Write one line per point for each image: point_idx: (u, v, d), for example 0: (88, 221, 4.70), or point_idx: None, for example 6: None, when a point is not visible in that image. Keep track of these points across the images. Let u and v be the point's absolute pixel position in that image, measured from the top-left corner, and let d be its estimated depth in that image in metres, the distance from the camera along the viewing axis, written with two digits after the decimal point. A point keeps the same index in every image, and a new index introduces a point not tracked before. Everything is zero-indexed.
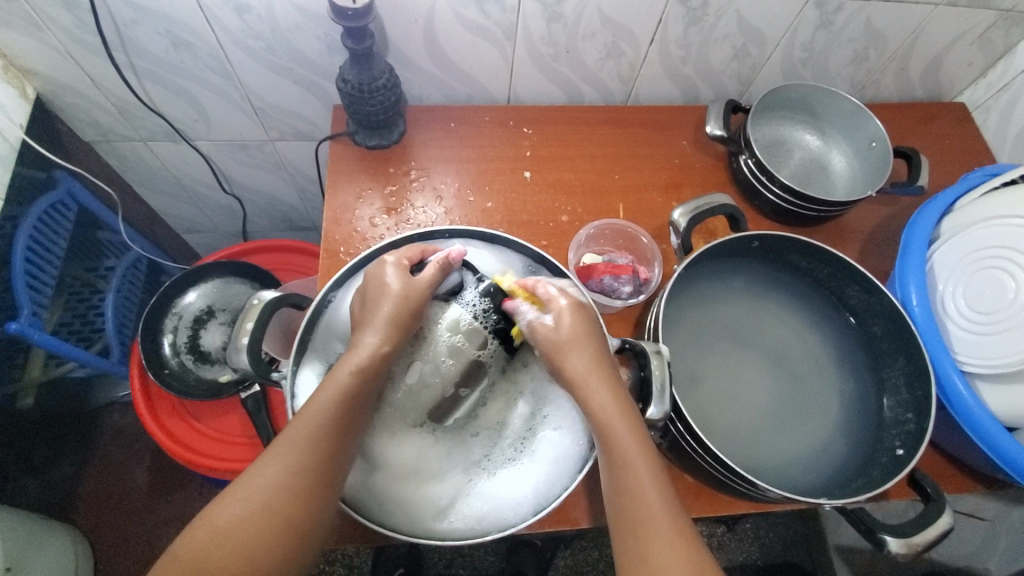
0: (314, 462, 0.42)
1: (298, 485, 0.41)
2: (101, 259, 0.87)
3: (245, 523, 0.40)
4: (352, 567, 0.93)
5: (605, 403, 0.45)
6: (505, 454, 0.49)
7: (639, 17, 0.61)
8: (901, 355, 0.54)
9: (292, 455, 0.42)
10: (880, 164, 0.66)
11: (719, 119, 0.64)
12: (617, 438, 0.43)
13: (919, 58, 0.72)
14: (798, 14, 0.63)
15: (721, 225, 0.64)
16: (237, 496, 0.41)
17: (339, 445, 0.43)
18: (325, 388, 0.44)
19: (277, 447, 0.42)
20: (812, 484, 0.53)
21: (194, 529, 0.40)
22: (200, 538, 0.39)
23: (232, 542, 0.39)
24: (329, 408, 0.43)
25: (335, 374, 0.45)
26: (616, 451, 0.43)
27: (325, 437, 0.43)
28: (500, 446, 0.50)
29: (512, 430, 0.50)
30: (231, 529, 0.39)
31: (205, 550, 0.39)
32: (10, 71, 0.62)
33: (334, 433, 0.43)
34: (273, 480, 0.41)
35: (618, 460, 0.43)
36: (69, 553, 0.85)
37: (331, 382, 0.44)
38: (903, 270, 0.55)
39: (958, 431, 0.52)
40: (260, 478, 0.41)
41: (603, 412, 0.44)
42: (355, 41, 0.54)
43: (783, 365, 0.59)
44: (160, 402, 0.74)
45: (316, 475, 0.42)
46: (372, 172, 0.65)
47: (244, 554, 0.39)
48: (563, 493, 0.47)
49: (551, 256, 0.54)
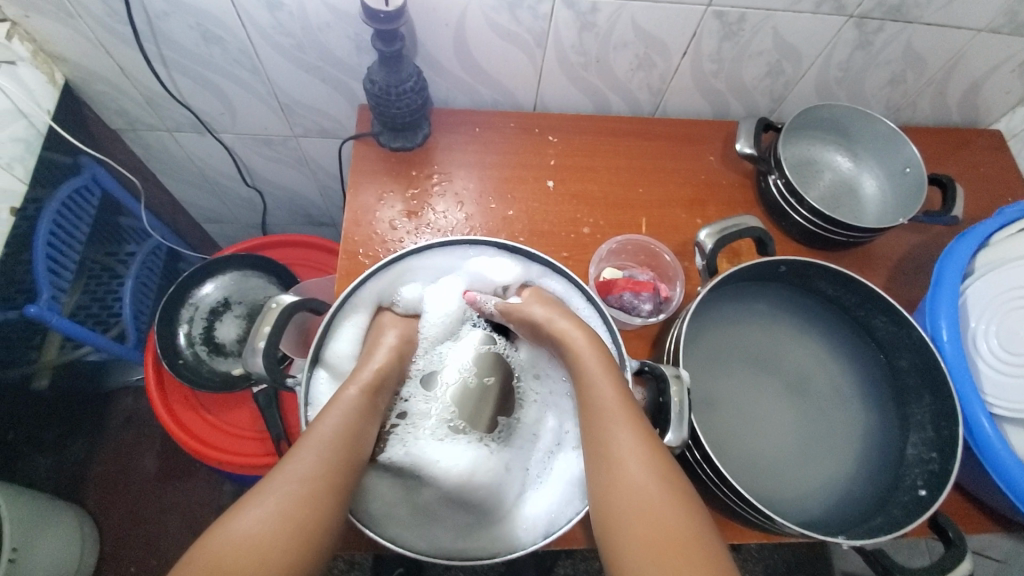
0: (330, 465, 0.44)
1: (314, 488, 0.42)
2: (122, 244, 0.88)
3: (265, 521, 0.39)
4: (354, 562, 0.91)
5: (604, 412, 0.47)
6: (531, 476, 0.55)
7: (673, 30, 0.60)
8: (927, 392, 0.53)
9: (309, 461, 0.43)
10: (913, 191, 0.64)
11: (749, 137, 0.63)
12: (619, 447, 0.44)
13: (958, 83, 0.70)
14: (836, 34, 0.62)
15: (745, 247, 0.63)
16: (255, 498, 0.41)
17: (351, 453, 0.46)
18: (341, 402, 0.48)
19: (296, 450, 0.44)
20: (827, 520, 0.52)
21: (208, 541, 0.38)
22: (215, 547, 0.38)
23: (252, 544, 0.38)
24: (348, 411, 0.48)
25: (343, 392, 0.49)
26: (619, 461, 0.44)
27: (344, 438, 0.46)
28: (529, 460, 0.57)
29: (543, 445, 0.58)
30: (247, 534, 0.38)
31: (224, 553, 0.38)
32: (40, 56, 0.62)
33: (353, 434, 0.47)
34: (294, 479, 0.42)
35: (619, 471, 0.43)
36: (74, 534, 0.86)
37: (342, 397, 0.49)
38: (934, 303, 0.53)
39: (984, 475, 0.50)
40: (280, 478, 0.42)
41: (601, 433, 0.46)
42: (385, 44, 0.54)
43: (803, 392, 0.58)
44: (173, 391, 0.74)
45: (337, 474, 0.44)
46: (394, 174, 0.65)
47: (259, 557, 0.38)
48: (572, 521, 0.47)
49: (563, 264, 0.53)
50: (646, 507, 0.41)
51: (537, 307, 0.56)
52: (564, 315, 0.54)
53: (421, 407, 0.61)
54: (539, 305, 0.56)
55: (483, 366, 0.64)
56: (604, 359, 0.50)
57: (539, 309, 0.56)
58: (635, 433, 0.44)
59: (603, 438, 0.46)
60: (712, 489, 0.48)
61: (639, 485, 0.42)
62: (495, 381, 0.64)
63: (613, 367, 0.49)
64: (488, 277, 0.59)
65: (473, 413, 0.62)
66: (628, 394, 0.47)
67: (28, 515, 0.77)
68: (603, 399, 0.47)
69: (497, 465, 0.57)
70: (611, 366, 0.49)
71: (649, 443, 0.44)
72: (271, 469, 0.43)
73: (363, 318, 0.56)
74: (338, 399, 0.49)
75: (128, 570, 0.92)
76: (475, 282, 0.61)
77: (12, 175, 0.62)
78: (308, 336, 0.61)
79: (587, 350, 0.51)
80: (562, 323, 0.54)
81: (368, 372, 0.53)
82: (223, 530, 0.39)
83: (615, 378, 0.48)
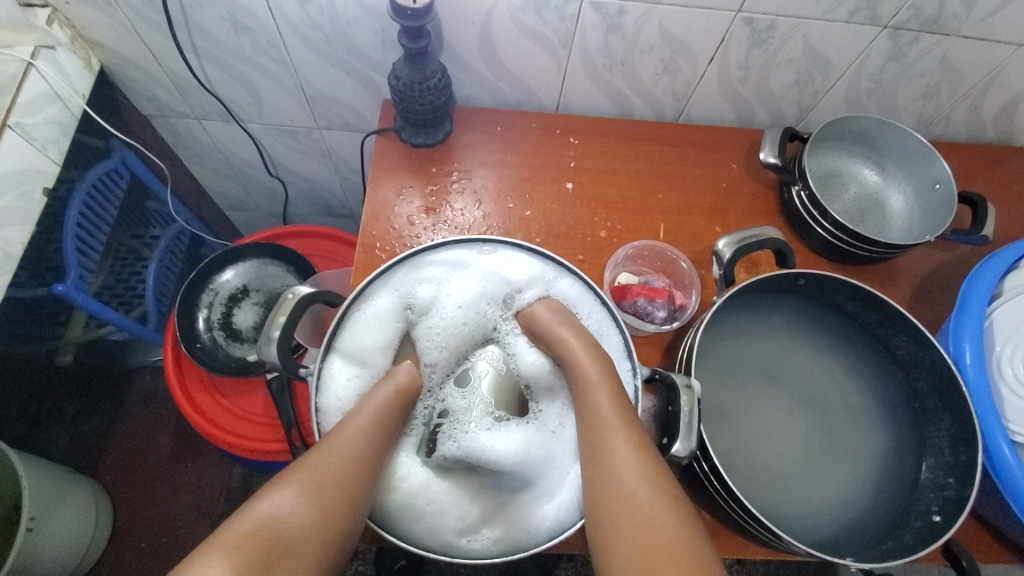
0: (357, 454, 0.46)
1: (342, 474, 0.44)
2: (148, 227, 0.91)
3: (295, 509, 0.41)
4: (358, 552, 0.97)
5: (599, 421, 0.47)
6: (554, 468, 0.53)
7: (701, 35, 0.59)
8: (947, 415, 0.52)
9: (339, 449, 0.45)
10: (943, 208, 0.62)
11: (775, 146, 0.62)
12: (613, 455, 0.44)
13: (995, 98, 0.68)
14: (869, 44, 0.60)
15: (765, 258, 0.63)
16: (283, 485, 0.42)
17: (379, 445, 0.48)
18: (377, 396, 0.51)
19: (325, 443, 0.46)
20: (835, 541, 0.51)
21: (243, 515, 0.40)
22: (250, 521, 0.39)
23: (281, 531, 0.39)
24: (376, 406, 0.50)
25: (379, 389, 0.52)
26: (613, 471, 0.44)
27: (373, 431, 0.48)
28: (558, 449, 0.54)
29: (567, 441, 0.55)
30: (279, 515, 0.40)
31: (252, 538, 0.38)
32: (78, 42, 0.64)
33: (380, 428, 0.49)
34: (323, 467, 0.44)
35: (619, 480, 0.43)
36: (91, 505, 0.89)
37: (378, 392, 0.51)
38: (958, 324, 0.52)
39: (1003, 504, 0.49)
40: (307, 466, 0.43)
41: (597, 439, 0.46)
42: (411, 40, 0.54)
43: (817, 408, 0.57)
44: (189, 373, 0.75)
45: (363, 464, 0.46)
46: (414, 169, 0.65)
47: (290, 536, 0.39)
48: (577, 522, 0.48)
49: (566, 261, 0.54)
50: (654, 515, 0.41)
51: (544, 311, 0.56)
52: (567, 321, 0.55)
53: (460, 404, 0.60)
54: (547, 310, 0.56)
55: (504, 358, 0.62)
56: (601, 364, 0.51)
57: (547, 311, 0.56)
58: (632, 440, 0.45)
59: (600, 444, 0.46)
60: (718, 500, 0.47)
61: (640, 494, 0.42)
62: (513, 371, 0.62)
63: (615, 380, 0.50)
64: (502, 276, 0.58)
65: (508, 401, 0.61)
66: (625, 405, 0.48)
67: (50, 486, 0.79)
68: (599, 408, 0.47)
69: (540, 447, 0.54)
70: (610, 373, 0.50)
71: (645, 451, 0.44)
72: (297, 459, 0.44)
73: (384, 313, 0.56)
74: (373, 393, 0.51)
75: (139, 545, 0.94)
76: (489, 287, 0.59)
77: (47, 157, 0.64)
78: (322, 327, 0.64)
79: (584, 356, 0.51)
80: (560, 331, 0.54)
81: (403, 378, 0.54)
82: (243, 519, 0.39)
83: (611, 388, 0.49)
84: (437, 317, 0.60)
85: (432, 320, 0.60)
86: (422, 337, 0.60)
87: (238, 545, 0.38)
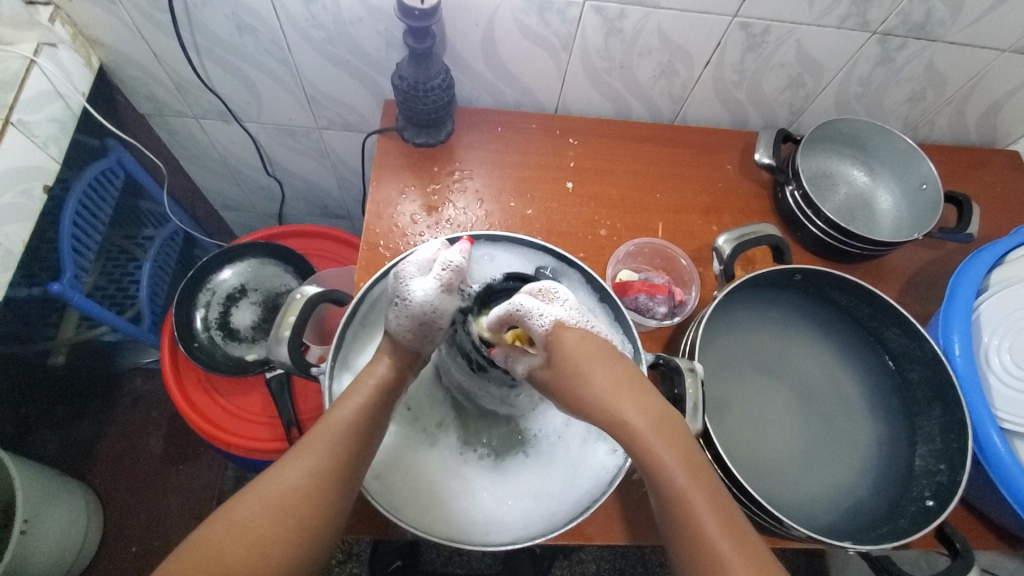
0: (334, 464, 0.43)
1: (315, 484, 0.42)
2: (140, 228, 0.90)
3: (259, 519, 0.40)
4: (352, 554, 0.97)
5: (655, 455, 0.42)
6: (564, 458, 0.52)
7: (698, 39, 0.61)
8: (937, 405, 0.54)
9: (313, 456, 0.43)
10: (929, 208, 0.65)
11: (769, 147, 0.64)
12: (681, 489, 0.41)
13: (978, 103, 0.71)
14: (858, 50, 0.63)
15: (761, 255, 0.64)
16: (232, 508, 0.41)
17: (359, 449, 0.44)
18: (357, 395, 0.46)
19: (302, 449, 0.44)
20: (832, 529, 0.53)
21: (216, 521, 0.40)
22: (219, 530, 0.40)
23: (245, 542, 0.39)
24: (353, 412, 0.45)
25: (358, 387, 0.46)
26: (685, 505, 0.40)
27: (354, 431, 0.44)
28: (570, 441, 0.53)
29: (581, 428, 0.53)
30: (245, 526, 0.40)
31: (213, 551, 0.39)
32: (79, 40, 0.64)
33: (361, 430, 0.45)
34: (297, 477, 0.42)
35: (704, 537, 0.39)
36: (82, 508, 0.87)
37: (355, 391, 0.46)
38: (946, 318, 0.54)
39: (992, 487, 0.51)
40: (258, 486, 0.42)
41: (656, 479, 0.42)
42: (416, 41, 0.55)
43: (812, 400, 0.58)
44: (186, 372, 0.75)
45: (341, 471, 0.43)
46: (416, 169, 0.66)
47: (255, 548, 0.39)
48: (593, 505, 0.47)
49: (570, 253, 0.53)
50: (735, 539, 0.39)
51: (572, 343, 0.47)
52: (600, 351, 0.47)
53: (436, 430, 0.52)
54: (589, 351, 0.47)
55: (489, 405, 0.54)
56: (625, 374, 0.46)
57: (604, 377, 0.46)
58: (715, 506, 0.40)
59: (676, 507, 0.41)
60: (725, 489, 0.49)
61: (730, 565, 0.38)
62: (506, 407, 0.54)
63: (642, 386, 0.46)
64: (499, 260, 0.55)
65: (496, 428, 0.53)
66: (677, 425, 0.43)
67: (42, 489, 0.78)
68: (668, 471, 0.41)
69: (540, 454, 0.52)
70: (664, 423, 0.43)
71: (725, 514, 0.40)
72: (274, 464, 0.44)
73: (369, 302, 0.53)
74: (352, 393, 0.46)
75: (129, 550, 0.93)
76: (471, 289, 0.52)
77: (47, 154, 0.63)
78: (326, 329, 0.65)
79: (646, 423, 0.43)
80: (600, 401, 0.45)
81: (385, 372, 0.48)
82: (212, 530, 0.40)
83: (647, 406, 0.44)
84: (405, 304, 0.48)
85: (395, 312, 0.48)
86: (405, 328, 0.49)
87: (201, 559, 0.38)
